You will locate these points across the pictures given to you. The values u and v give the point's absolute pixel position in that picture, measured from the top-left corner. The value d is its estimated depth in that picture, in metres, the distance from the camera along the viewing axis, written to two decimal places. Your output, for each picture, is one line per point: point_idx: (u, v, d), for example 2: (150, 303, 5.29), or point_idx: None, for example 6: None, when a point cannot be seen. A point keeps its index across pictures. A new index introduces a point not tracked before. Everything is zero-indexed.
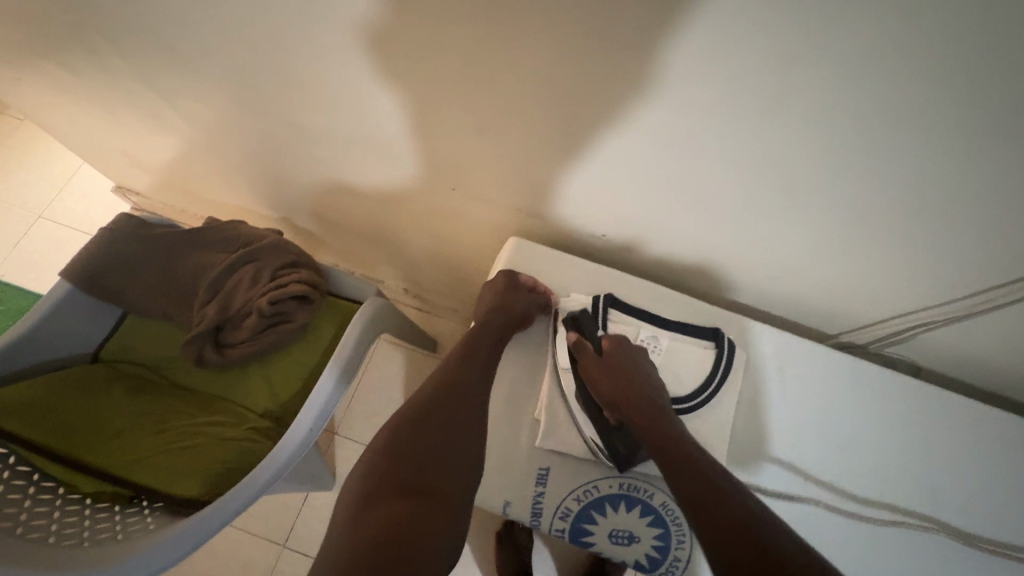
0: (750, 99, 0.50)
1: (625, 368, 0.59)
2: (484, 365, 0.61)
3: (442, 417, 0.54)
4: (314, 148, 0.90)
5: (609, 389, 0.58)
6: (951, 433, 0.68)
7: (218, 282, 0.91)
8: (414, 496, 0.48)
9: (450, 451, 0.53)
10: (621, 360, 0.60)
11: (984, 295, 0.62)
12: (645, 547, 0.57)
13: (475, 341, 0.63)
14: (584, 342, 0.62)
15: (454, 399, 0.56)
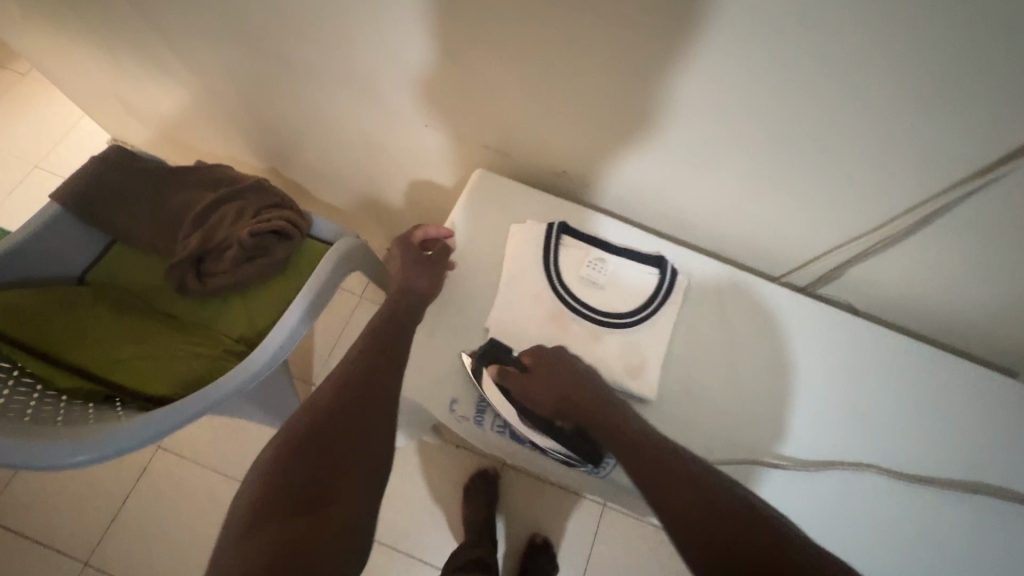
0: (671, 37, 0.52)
1: (552, 374, 0.61)
2: (382, 348, 0.62)
3: (349, 410, 0.55)
4: (286, 92, 0.92)
5: (550, 401, 0.60)
6: (884, 372, 0.67)
7: (203, 216, 0.95)
8: (312, 505, 0.48)
9: (356, 440, 0.54)
10: (551, 370, 0.62)
11: (914, 224, 0.60)
12: (579, 445, 0.61)
13: (384, 325, 0.65)
14: (506, 369, 0.62)
15: (340, 402, 0.56)
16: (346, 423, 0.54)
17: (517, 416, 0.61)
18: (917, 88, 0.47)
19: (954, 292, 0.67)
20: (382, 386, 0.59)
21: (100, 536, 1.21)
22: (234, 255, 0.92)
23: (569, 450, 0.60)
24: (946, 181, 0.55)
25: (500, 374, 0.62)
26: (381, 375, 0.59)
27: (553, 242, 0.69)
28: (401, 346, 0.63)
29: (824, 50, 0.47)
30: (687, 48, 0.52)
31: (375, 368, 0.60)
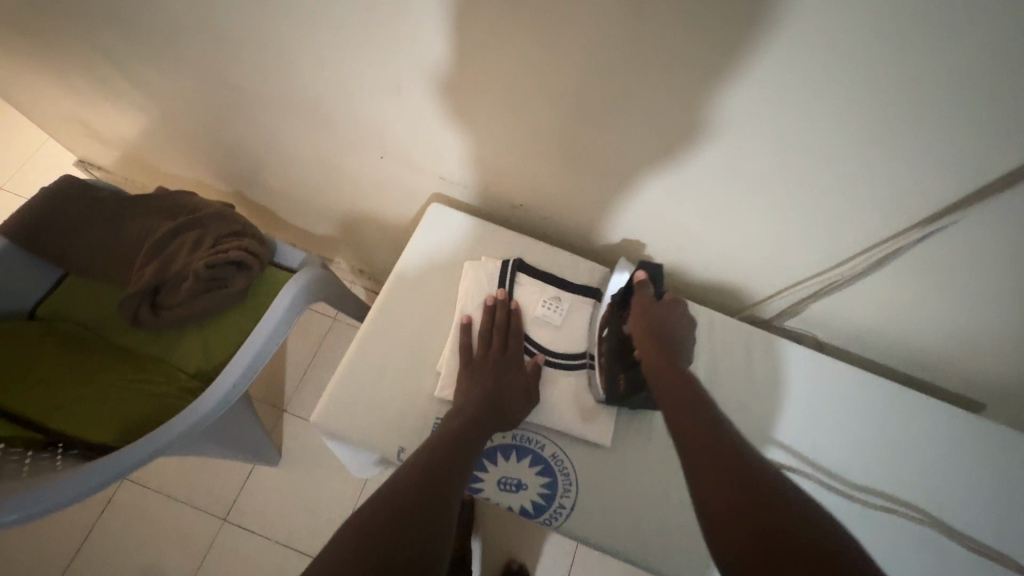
0: (630, 59, 0.52)
1: (667, 318, 0.61)
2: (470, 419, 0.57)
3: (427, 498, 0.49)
4: (246, 118, 0.90)
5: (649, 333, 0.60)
6: (831, 404, 0.73)
7: (161, 246, 0.93)
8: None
9: (435, 527, 0.46)
10: (673, 317, 0.62)
11: (858, 259, 0.64)
12: (531, 494, 0.59)
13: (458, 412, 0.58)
14: (646, 286, 0.64)
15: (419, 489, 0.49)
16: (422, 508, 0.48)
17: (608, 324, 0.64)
18: (866, 113, 0.49)
19: (908, 316, 0.69)
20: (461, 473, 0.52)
21: (60, 572, 1.17)
22: (191, 287, 0.89)
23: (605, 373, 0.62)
24: (891, 218, 0.58)
25: (640, 282, 0.64)
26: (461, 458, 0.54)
27: (508, 281, 0.68)
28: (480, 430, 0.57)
29: (776, 76, 0.48)
30: (643, 71, 0.53)
31: (452, 472, 0.52)
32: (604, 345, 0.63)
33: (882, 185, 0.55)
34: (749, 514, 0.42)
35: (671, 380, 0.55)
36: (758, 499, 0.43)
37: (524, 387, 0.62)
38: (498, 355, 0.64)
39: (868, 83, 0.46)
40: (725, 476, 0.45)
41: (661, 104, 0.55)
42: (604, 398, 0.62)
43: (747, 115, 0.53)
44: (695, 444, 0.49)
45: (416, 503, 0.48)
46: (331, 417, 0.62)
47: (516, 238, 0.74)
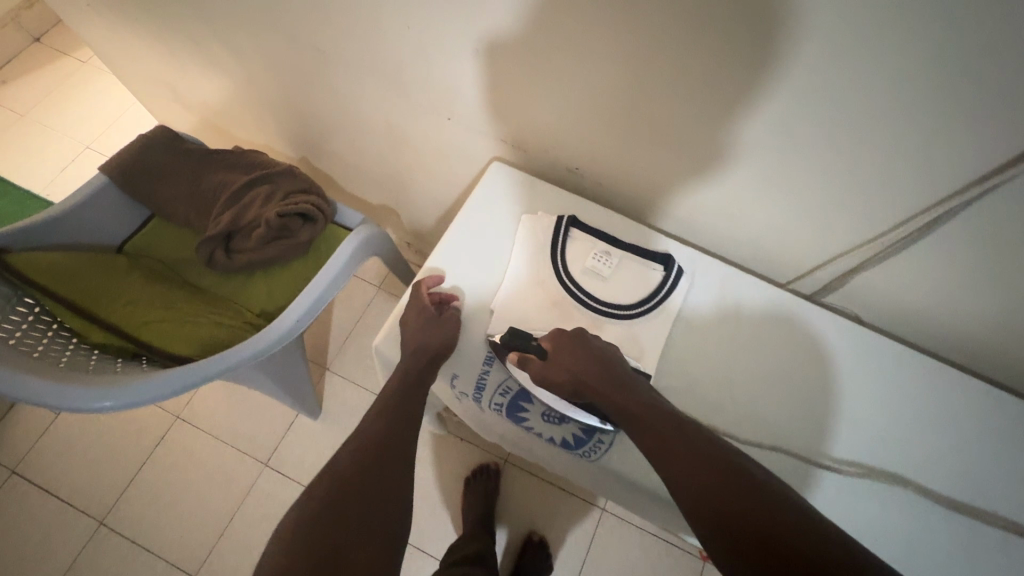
0: (687, 29, 0.55)
1: (571, 357, 0.61)
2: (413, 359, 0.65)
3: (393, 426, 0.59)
4: (322, 82, 0.97)
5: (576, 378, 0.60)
6: (876, 379, 0.72)
7: (236, 196, 1.01)
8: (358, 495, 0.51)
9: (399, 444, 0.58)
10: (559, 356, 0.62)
11: (901, 231, 0.65)
12: (572, 428, 0.63)
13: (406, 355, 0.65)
14: (526, 355, 0.63)
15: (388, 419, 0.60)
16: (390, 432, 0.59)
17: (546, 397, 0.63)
18: (915, 89, 0.50)
19: (953, 297, 0.69)
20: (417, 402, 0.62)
21: (115, 497, 1.26)
22: (262, 235, 0.97)
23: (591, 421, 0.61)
24: (937, 195, 0.59)
25: (519, 358, 0.63)
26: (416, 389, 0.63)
27: (562, 234, 0.73)
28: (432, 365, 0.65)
29: (829, 48, 0.50)
30: (700, 42, 0.56)
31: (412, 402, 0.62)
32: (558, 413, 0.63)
33: (929, 163, 0.56)
34: (743, 526, 0.44)
35: (639, 412, 0.56)
36: (748, 504, 0.46)
37: (441, 332, 0.66)
38: (410, 316, 0.68)
39: (919, 60, 0.48)
40: (711, 490, 0.48)
41: (715, 74, 0.59)
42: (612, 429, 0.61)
43: (799, 89, 0.56)
44: (679, 470, 0.50)
45: (362, 465, 0.54)
46: (388, 345, 0.68)
47: (567, 199, 0.78)
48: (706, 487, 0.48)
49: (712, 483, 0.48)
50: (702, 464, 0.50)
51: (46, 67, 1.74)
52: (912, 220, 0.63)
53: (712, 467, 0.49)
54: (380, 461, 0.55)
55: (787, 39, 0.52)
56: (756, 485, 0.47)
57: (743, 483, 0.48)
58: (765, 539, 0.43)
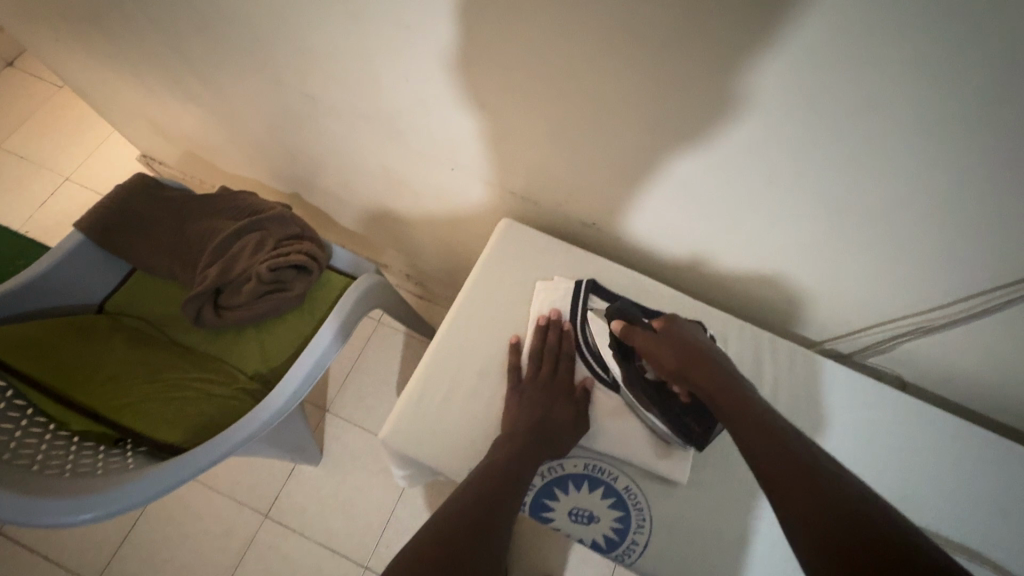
0: (745, 90, 0.50)
1: (678, 340, 0.56)
2: (529, 419, 0.59)
3: (503, 477, 0.53)
4: (320, 124, 0.90)
5: (675, 363, 0.54)
6: (926, 449, 0.67)
7: (223, 246, 0.94)
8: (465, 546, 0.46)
9: (507, 500, 0.51)
10: (673, 338, 0.56)
11: (973, 301, 0.59)
12: (603, 528, 0.57)
13: (521, 409, 0.60)
14: (633, 328, 0.59)
15: (499, 467, 0.54)
16: (501, 484, 0.52)
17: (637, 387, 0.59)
18: (1004, 159, 0.46)
19: (1011, 364, 0.64)
20: (533, 454, 0.56)
21: (108, 557, 1.20)
22: (253, 289, 0.90)
23: (675, 429, 0.58)
24: (1007, 272, 0.55)
25: (625, 330, 0.59)
26: (531, 445, 0.56)
27: (581, 304, 0.66)
28: (548, 425, 0.58)
29: (911, 110, 0.45)
30: (756, 100, 0.51)
31: (523, 453, 0.55)
32: (650, 404, 0.58)
33: (1004, 237, 0.52)
34: (804, 489, 0.41)
35: (720, 387, 0.51)
36: (837, 506, 0.39)
37: (574, 407, 0.61)
38: (531, 369, 0.63)
39: (1017, 129, 0.43)
40: (798, 480, 0.41)
41: (766, 133, 0.54)
42: (696, 448, 0.58)
43: (866, 150, 0.51)
44: (763, 452, 0.44)
45: (469, 515, 0.48)
46: (398, 437, 0.61)
47: (586, 258, 0.72)
48: (794, 477, 0.42)
49: (777, 448, 0.44)
50: (767, 428, 0.46)
51: (21, 95, 1.66)
52: (981, 292, 0.58)
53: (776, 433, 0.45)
54: (490, 515, 0.49)
55: (863, 101, 0.47)
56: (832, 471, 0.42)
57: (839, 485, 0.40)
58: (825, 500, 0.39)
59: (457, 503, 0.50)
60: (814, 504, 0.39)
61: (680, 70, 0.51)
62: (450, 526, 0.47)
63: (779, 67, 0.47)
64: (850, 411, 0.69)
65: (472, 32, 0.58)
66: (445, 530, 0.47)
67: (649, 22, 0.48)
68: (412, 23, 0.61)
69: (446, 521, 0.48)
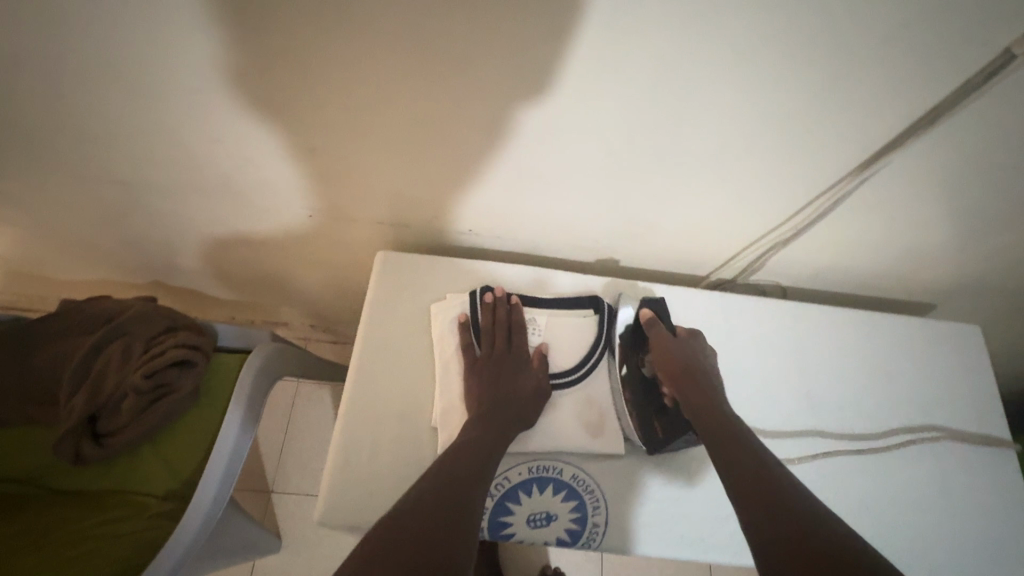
0: (562, 78, 0.51)
1: (690, 353, 0.63)
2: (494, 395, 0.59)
3: (466, 456, 0.54)
4: (154, 205, 0.81)
5: (681, 366, 0.62)
6: (818, 343, 0.74)
7: (81, 369, 0.83)
8: (433, 525, 0.46)
9: (471, 476, 0.52)
10: (684, 347, 0.64)
11: (813, 204, 0.66)
12: (563, 524, 0.58)
13: (484, 388, 0.60)
14: (658, 322, 0.65)
15: (462, 447, 0.55)
16: (464, 463, 0.53)
17: (629, 367, 0.64)
18: (793, 83, 0.50)
19: (859, 248, 0.73)
20: (494, 430, 0.57)
21: None
22: (134, 404, 0.80)
23: (642, 423, 0.61)
24: (830, 174, 0.61)
25: (650, 321, 0.65)
26: (497, 420, 0.58)
27: (479, 311, 0.65)
28: (512, 398, 0.59)
29: (712, 59, 0.48)
30: (575, 87, 0.52)
31: (484, 432, 0.56)
32: (631, 384, 0.63)
33: (820, 146, 0.58)
34: (785, 522, 0.45)
35: (717, 419, 0.56)
36: (799, 532, 0.44)
37: (534, 375, 0.62)
38: (490, 337, 0.64)
39: (790, 57, 0.48)
40: (765, 509, 0.47)
41: (595, 110, 0.54)
42: (648, 448, 0.61)
43: (684, 106, 0.53)
44: (740, 484, 0.50)
45: (434, 493, 0.49)
46: (337, 512, 0.58)
47: (475, 264, 0.70)
48: (772, 513, 0.46)
49: (764, 493, 0.48)
50: (760, 473, 0.50)
51: None
52: (816, 196, 0.65)
53: (767, 477, 0.50)
54: (455, 492, 0.50)
55: (665, 63, 0.49)
56: (807, 514, 0.46)
57: (800, 515, 0.46)
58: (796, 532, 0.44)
59: (422, 485, 0.51)
60: (781, 525, 0.45)
61: (496, 70, 0.50)
62: (415, 507, 0.48)
63: (585, 49, 0.47)
64: (751, 332, 0.74)
65: (278, 78, 0.54)
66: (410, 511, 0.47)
67: (449, 37, 0.47)
68: (211, 80, 0.55)
69: (413, 503, 0.48)
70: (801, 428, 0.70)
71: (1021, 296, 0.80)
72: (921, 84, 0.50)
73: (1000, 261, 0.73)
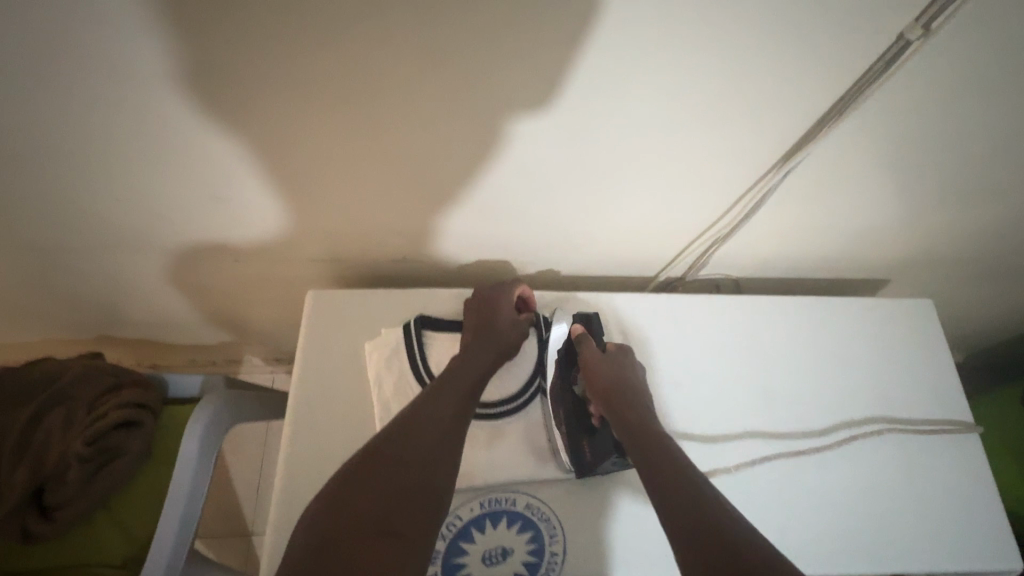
0: (463, 92, 0.49)
1: (621, 370, 0.61)
2: (467, 363, 0.59)
3: (433, 411, 0.54)
4: (79, 259, 0.78)
5: (609, 383, 0.59)
6: (770, 334, 0.73)
7: (22, 442, 0.78)
8: (391, 491, 0.47)
9: (437, 431, 0.52)
10: (614, 364, 0.61)
11: (747, 197, 0.64)
12: (520, 557, 0.56)
13: (457, 359, 0.60)
14: (587, 337, 0.63)
15: (430, 399, 0.55)
16: (431, 418, 0.53)
17: (554, 377, 0.62)
18: (699, 78, 0.49)
19: (801, 233, 0.71)
20: (466, 388, 0.57)
21: None
22: (80, 472, 0.77)
23: (572, 443, 0.59)
24: (758, 166, 0.60)
25: (579, 337, 0.64)
26: (468, 379, 0.57)
27: (415, 343, 0.63)
28: (480, 367, 0.59)
29: (606, 56, 0.46)
30: (479, 100, 0.50)
31: (453, 390, 0.56)
32: (561, 400, 0.61)
33: (741, 137, 0.56)
34: (700, 518, 0.44)
35: (647, 438, 0.53)
36: (712, 532, 0.43)
37: (500, 341, 0.62)
38: (465, 321, 0.65)
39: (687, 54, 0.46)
40: (686, 508, 0.45)
41: (500, 121, 0.53)
42: (576, 472, 0.59)
43: (593, 110, 0.52)
44: (663, 483, 0.49)
45: (397, 448, 0.50)
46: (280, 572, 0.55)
47: (410, 294, 0.68)
48: (688, 512, 0.45)
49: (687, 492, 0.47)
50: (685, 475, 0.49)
51: None
52: (747, 189, 0.63)
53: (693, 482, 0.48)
54: (421, 449, 0.50)
55: (563, 70, 0.47)
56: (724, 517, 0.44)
57: (716, 514, 0.45)
58: (708, 533, 0.43)
59: (388, 433, 0.51)
60: (695, 524, 0.44)
61: (385, 82, 0.48)
62: (377, 463, 0.48)
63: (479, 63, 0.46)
64: (703, 331, 0.72)
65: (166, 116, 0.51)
66: (370, 466, 0.48)
67: (340, 61, 0.46)
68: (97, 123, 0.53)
69: (374, 454, 0.49)
70: (758, 424, 0.68)
71: (971, 263, 0.80)
72: (827, 66, 0.48)
73: (940, 234, 0.73)
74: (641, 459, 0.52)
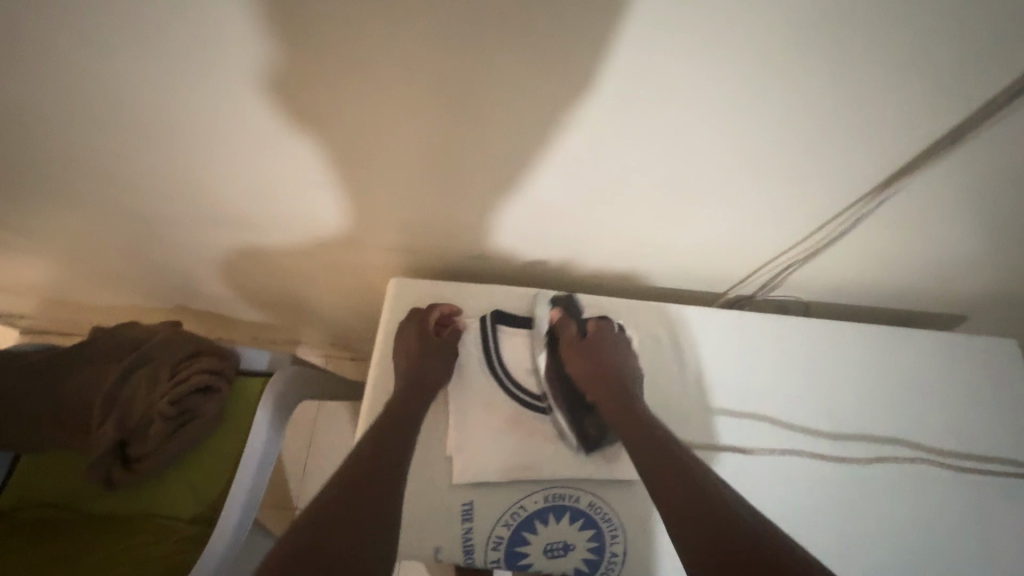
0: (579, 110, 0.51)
1: (603, 353, 0.64)
2: (409, 377, 0.61)
3: (393, 429, 0.55)
4: (179, 234, 0.84)
5: (596, 372, 0.62)
6: (836, 362, 0.74)
7: (111, 396, 0.84)
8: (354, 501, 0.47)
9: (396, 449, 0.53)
10: (598, 346, 0.65)
11: (829, 224, 0.65)
12: (580, 554, 0.58)
13: (408, 371, 0.62)
14: (567, 323, 0.67)
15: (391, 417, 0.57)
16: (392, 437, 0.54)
17: (550, 365, 0.65)
18: (812, 105, 0.49)
19: (881, 261, 0.70)
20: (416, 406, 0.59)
21: None
22: (161, 431, 0.83)
23: (571, 423, 0.62)
24: (848, 190, 0.60)
25: (559, 322, 0.67)
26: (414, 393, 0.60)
27: (492, 337, 0.66)
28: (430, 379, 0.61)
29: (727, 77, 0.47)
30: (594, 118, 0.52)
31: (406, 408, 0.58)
32: (554, 383, 0.64)
33: (837, 160, 0.56)
34: (708, 518, 0.45)
35: (637, 429, 0.56)
36: (725, 530, 0.44)
37: (437, 352, 0.63)
38: (400, 338, 0.65)
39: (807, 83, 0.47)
40: (691, 507, 0.46)
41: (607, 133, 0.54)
42: (583, 449, 0.61)
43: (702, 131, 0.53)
44: (662, 480, 0.50)
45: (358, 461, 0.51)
46: None
47: (486, 289, 0.71)
48: (690, 511, 0.46)
49: (689, 493, 0.48)
50: (683, 470, 0.50)
51: None
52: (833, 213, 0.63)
53: (691, 478, 0.50)
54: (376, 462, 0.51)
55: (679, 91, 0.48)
56: (732, 515, 0.45)
57: (724, 512, 0.45)
58: (720, 531, 0.44)
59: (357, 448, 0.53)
60: (706, 522, 0.45)
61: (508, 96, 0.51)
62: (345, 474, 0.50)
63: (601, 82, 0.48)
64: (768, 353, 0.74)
65: (281, 116, 0.55)
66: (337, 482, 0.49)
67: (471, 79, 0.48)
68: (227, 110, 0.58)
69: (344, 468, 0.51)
70: (819, 449, 0.69)
71: None
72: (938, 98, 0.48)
73: None
74: (640, 453, 0.54)
